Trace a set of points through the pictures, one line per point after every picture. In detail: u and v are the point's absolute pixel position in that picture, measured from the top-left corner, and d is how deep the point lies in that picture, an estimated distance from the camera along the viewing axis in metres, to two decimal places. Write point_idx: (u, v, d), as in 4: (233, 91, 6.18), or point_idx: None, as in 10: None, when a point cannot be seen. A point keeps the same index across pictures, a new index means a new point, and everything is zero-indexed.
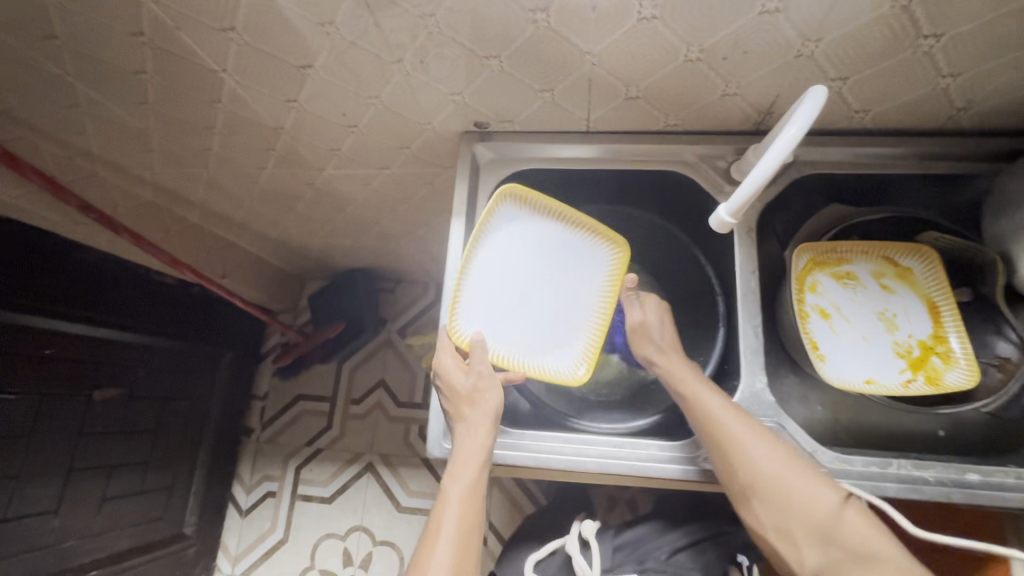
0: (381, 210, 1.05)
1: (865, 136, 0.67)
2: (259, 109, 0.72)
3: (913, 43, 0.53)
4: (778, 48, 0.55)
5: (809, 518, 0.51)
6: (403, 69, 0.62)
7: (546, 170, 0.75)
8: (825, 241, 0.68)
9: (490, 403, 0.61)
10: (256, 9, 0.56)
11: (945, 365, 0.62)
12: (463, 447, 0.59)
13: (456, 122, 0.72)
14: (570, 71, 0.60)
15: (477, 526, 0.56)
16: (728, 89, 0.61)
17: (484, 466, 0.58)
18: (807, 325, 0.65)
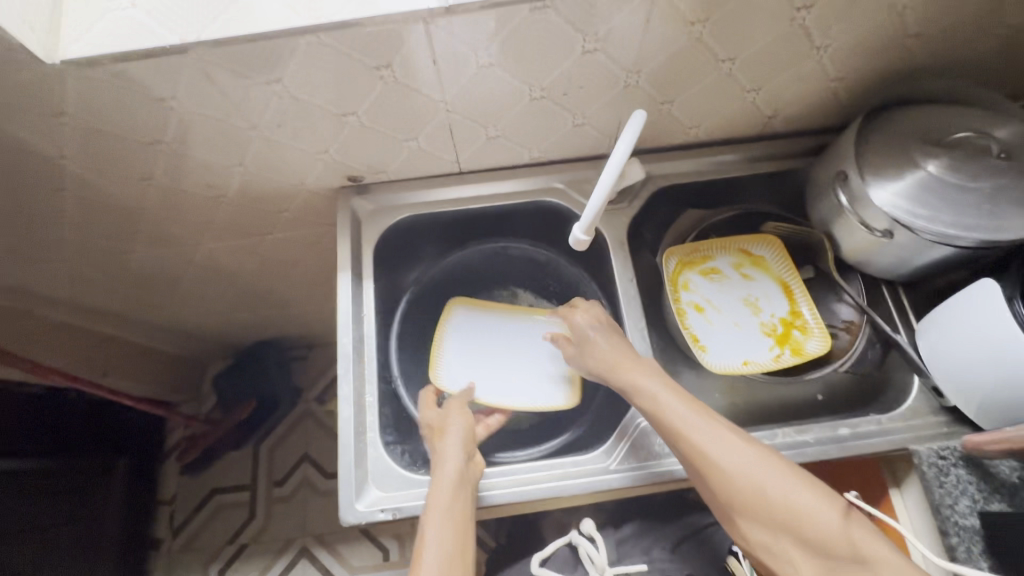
0: (273, 276, 1.01)
1: (703, 148, 0.77)
2: (114, 191, 0.68)
3: (715, 68, 0.62)
4: (607, 81, 0.61)
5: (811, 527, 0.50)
6: (261, 134, 0.62)
7: (428, 215, 0.76)
8: (689, 244, 0.76)
9: (453, 428, 0.64)
10: (87, 92, 0.53)
11: (804, 335, 0.70)
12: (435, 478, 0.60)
13: (330, 179, 0.73)
14: (428, 119, 0.63)
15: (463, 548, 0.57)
16: (576, 120, 0.67)
17: (456, 485, 0.59)
18: (686, 322, 0.71)
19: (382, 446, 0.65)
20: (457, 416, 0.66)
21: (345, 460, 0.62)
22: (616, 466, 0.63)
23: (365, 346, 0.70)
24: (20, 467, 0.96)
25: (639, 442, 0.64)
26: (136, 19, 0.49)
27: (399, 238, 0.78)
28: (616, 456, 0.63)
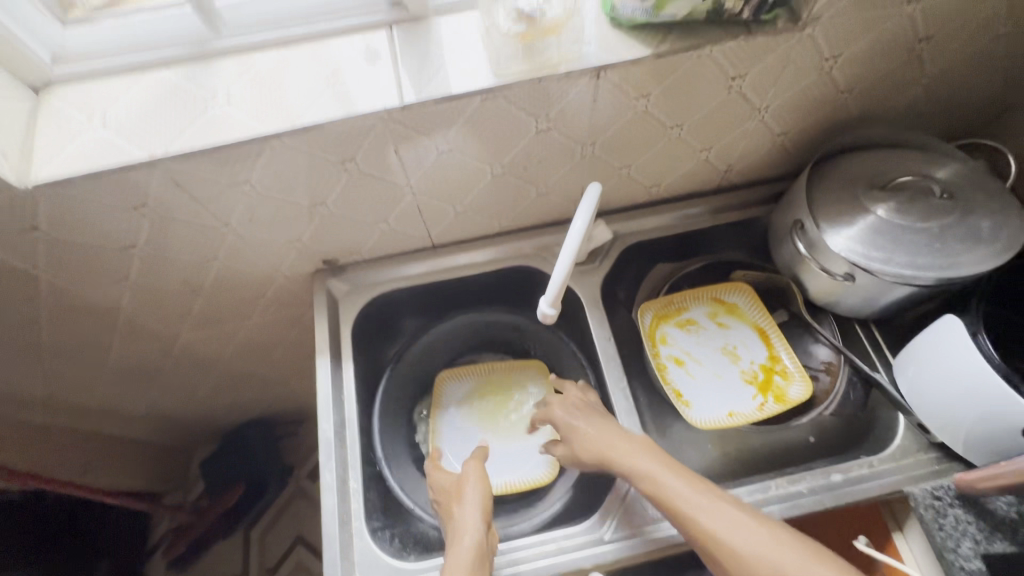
0: (256, 358, 1.01)
1: (666, 204, 0.79)
2: (88, 294, 0.69)
3: (665, 133, 0.66)
4: (565, 154, 0.64)
5: None
6: (233, 229, 0.64)
7: (404, 289, 0.77)
8: (663, 297, 0.77)
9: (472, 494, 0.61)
10: (58, 208, 0.55)
11: (786, 381, 0.70)
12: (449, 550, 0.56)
13: (305, 263, 0.74)
14: (396, 201, 0.65)
15: None
16: (540, 190, 0.70)
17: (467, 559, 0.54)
18: (667, 376, 0.71)
19: (368, 535, 0.63)
20: (472, 469, 0.63)
21: (330, 556, 0.60)
22: (611, 536, 0.61)
23: (347, 429, 0.69)
24: None
25: (633, 507, 0.62)
26: (104, 138, 0.51)
27: (376, 314, 0.78)
28: (610, 524, 0.62)
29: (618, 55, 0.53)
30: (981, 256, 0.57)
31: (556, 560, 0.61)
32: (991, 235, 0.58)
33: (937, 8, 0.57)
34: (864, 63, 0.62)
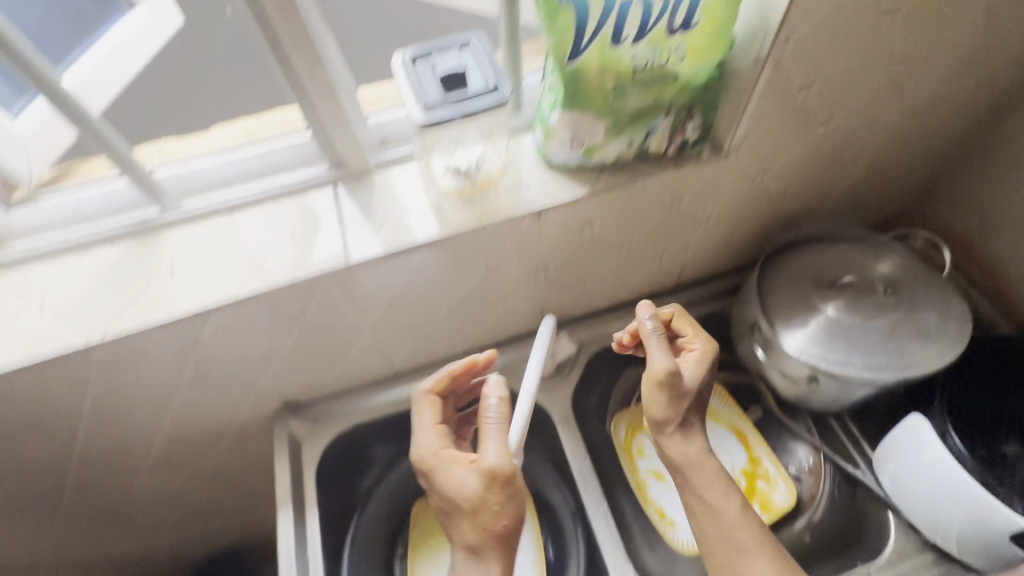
0: (222, 496, 0.94)
1: (627, 306, 0.80)
2: (29, 469, 0.64)
3: (615, 250, 0.67)
4: (519, 279, 0.65)
5: None
6: (184, 388, 0.61)
7: (371, 422, 0.75)
8: (635, 406, 0.76)
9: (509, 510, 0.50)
10: None
11: (770, 486, 0.68)
12: None
13: (265, 407, 0.71)
14: (355, 342, 0.64)
15: None
16: (500, 312, 0.69)
17: None
18: (647, 494, 0.70)
19: None
20: (486, 464, 0.50)
21: None
22: None
23: None
24: None
25: None
26: (42, 326, 0.50)
27: (344, 451, 0.75)
28: None
29: (557, 197, 0.54)
30: (933, 351, 0.59)
31: None
32: (938, 331, 0.60)
33: (849, 126, 0.60)
34: (791, 175, 0.65)
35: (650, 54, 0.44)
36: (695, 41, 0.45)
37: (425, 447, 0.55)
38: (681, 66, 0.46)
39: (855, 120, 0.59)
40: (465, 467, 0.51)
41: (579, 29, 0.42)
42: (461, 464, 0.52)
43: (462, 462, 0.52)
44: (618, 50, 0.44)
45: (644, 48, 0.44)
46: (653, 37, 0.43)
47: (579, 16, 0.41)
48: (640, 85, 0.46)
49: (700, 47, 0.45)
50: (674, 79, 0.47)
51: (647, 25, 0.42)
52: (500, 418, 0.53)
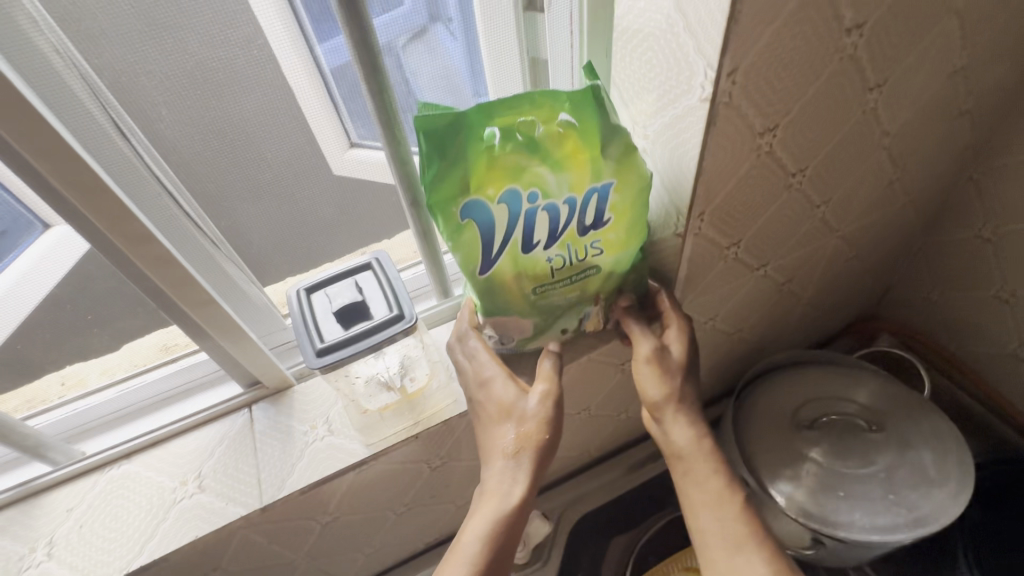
0: None
1: (602, 463, 0.73)
2: None
3: (574, 418, 0.61)
4: (472, 469, 0.58)
5: None
6: None
7: None
8: None
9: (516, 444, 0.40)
10: None
11: None
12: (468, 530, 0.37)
13: None
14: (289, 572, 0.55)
15: None
16: (457, 503, 0.61)
17: (494, 510, 0.37)
18: None
19: None
20: (537, 406, 0.41)
21: None
22: None
23: None
24: None
25: None
26: None
27: None
28: None
29: None
30: (941, 503, 0.52)
31: None
32: (939, 476, 0.54)
33: (788, 263, 0.59)
34: (741, 313, 0.62)
35: (565, 255, 0.42)
36: (611, 237, 0.43)
37: (491, 406, 0.42)
38: (602, 260, 0.44)
39: (791, 257, 0.58)
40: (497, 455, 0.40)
41: (485, 241, 0.39)
42: (497, 447, 0.40)
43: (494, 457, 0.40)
44: (531, 255, 0.42)
45: (557, 251, 0.41)
46: (565, 239, 0.41)
47: (483, 229, 0.39)
48: (560, 282, 0.44)
49: (617, 241, 0.43)
50: (596, 271, 0.45)
51: (556, 230, 0.40)
52: (494, 368, 0.43)
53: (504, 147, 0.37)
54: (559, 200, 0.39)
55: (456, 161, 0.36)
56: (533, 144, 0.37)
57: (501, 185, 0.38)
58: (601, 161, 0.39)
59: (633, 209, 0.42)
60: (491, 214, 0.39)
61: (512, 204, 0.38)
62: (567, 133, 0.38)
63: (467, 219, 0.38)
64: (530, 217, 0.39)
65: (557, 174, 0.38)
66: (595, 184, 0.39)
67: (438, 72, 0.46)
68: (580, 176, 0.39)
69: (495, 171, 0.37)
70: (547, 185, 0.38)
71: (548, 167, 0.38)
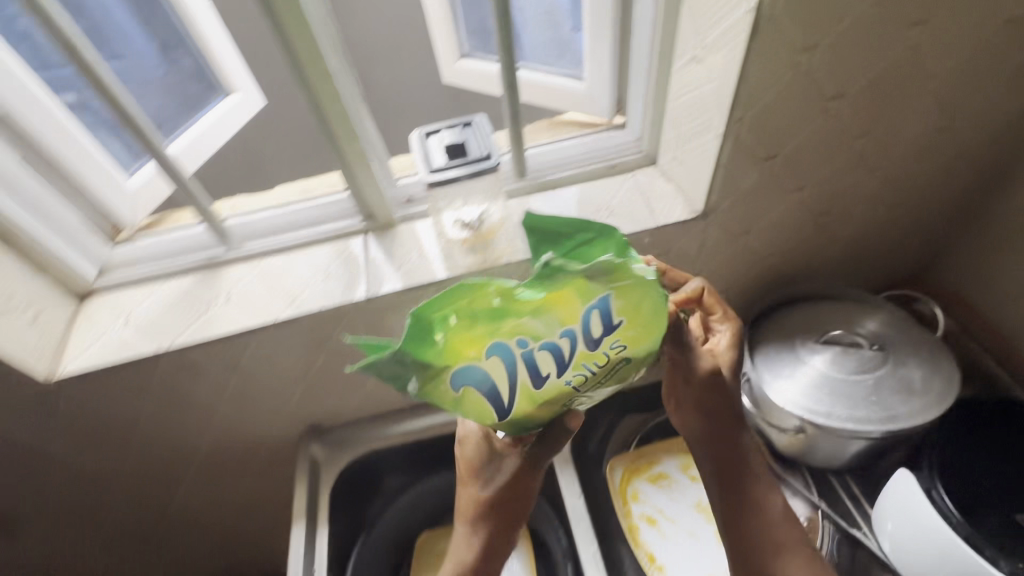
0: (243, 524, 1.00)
1: None
2: (92, 468, 0.74)
3: None
4: None
5: None
6: (226, 402, 0.71)
7: (385, 450, 0.81)
8: (632, 451, 0.78)
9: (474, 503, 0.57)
10: (76, 397, 0.63)
11: None
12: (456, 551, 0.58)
13: (290, 429, 0.79)
14: (373, 372, 0.73)
15: None
16: None
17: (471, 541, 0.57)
18: (639, 538, 0.70)
19: None
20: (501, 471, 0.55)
21: None
22: None
23: None
24: None
25: None
26: (122, 337, 0.62)
27: (357, 477, 0.81)
28: None
29: None
30: (917, 408, 0.60)
31: None
32: (923, 389, 0.62)
33: (823, 192, 0.66)
34: (774, 236, 0.71)
35: (586, 373, 0.42)
36: (631, 332, 0.42)
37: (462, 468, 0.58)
38: (630, 353, 0.43)
39: (827, 187, 0.66)
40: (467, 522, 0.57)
41: (486, 400, 0.42)
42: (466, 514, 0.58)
43: (467, 519, 0.58)
44: (545, 388, 0.42)
45: (573, 373, 0.42)
46: (579, 360, 0.42)
47: (481, 395, 0.41)
48: (592, 390, 0.45)
49: (637, 334, 0.42)
50: (630, 361, 0.44)
51: (564, 361, 0.41)
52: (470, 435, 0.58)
53: (468, 324, 0.39)
54: (554, 338, 0.40)
55: (430, 356, 0.39)
56: (504, 308, 0.38)
57: (482, 346, 0.40)
58: (585, 287, 0.39)
59: (645, 304, 0.41)
60: (487, 374, 0.41)
61: (504, 355, 0.40)
62: (530, 290, 0.38)
63: (459, 390, 0.41)
64: (525, 362, 0.41)
65: (541, 316, 0.39)
66: (586, 304, 0.39)
67: (544, 7, 0.73)
68: (569, 309, 0.39)
69: (473, 342, 0.39)
70: (533, 328, 0.40)
71: (527, 315, 0.39)
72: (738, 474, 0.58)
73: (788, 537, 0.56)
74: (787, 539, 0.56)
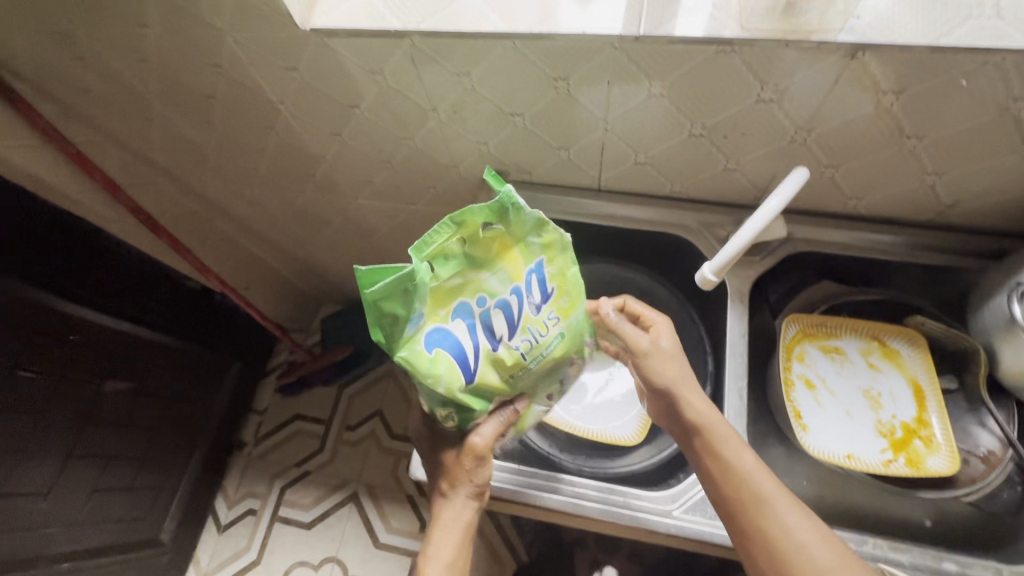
0: (400, 243, 1.10)
1: (859, 221, 0.72)
2: (307, 139, 0.81)
3: (897, 141, 0.59)
4: (774, 133, 0.61)
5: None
6: (438, 117, 0.70)
7: (559, 221, 0.80)
8: (817, 315, 0.71)
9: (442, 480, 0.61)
10: (317, 56, 0.64)
11: (927, 449, 0.63)
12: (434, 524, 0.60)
13: (480, 169, 0.79)
14: (586, 134, 0.67)
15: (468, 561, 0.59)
16: (729, 164, 0.67)
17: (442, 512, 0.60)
18: (791, 394, 0.67)
19: None
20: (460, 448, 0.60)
21: None
22: (680, 513, 0.62)
23: None
24: (156, 340, 1.12)
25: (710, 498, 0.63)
26: (372, 3, 0.58)
27: None
28: (680, 503, 0.63)
29: (889, 38, 0.48)
30: None
31: (614, 510, 0.63)
32: None
33: None
34: None
35: (530, 339, 0.53)
36: (561, 308, 0.54)
37: (423, 452, 0.63)
38: (561, 326, 0.54)
39: None
40: (437, 491, 0.61)
41: (457, 364, 0.50)
42: (437, 484, 0.61)
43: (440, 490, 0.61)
44: (500, 352, 0.52)
45: (521, 338, 0.53)
46: (526, 326, 0.53)
47: (449, 351, 0.50)
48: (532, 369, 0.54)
49: (570, 306, 0.55)
50: (562, 338, 0.55)
51: (510, 322, 0.53)
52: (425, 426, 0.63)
53: (442, 272, 0.50)
54: (504, 293, 0.52)
55: (414, 303, 0.47)
56: (464, 261, 0.51)
57: (447, 306, 0.52)
58: (524, 251, 0.53)
59: (565, 282, 0.54)
60: (450, 329, 0.51)
61: (465, 311, 0.52)
62: (482, 242, 0.51)
63: (432, 352, 0.49)
64: (483, 318, 0.52)
65: (496, 274, 0.52)
66: (528, 267, 0.53)
67: None
68: (515, 267, 0.53)
69: (440, 298, 0.51)
70: (488, 284, 0.52)
71: (485, 272, 0.52)
72: (702, 443, 0.58)
73: (762, 479, 0.54)
74: (760, 483, 0.54)
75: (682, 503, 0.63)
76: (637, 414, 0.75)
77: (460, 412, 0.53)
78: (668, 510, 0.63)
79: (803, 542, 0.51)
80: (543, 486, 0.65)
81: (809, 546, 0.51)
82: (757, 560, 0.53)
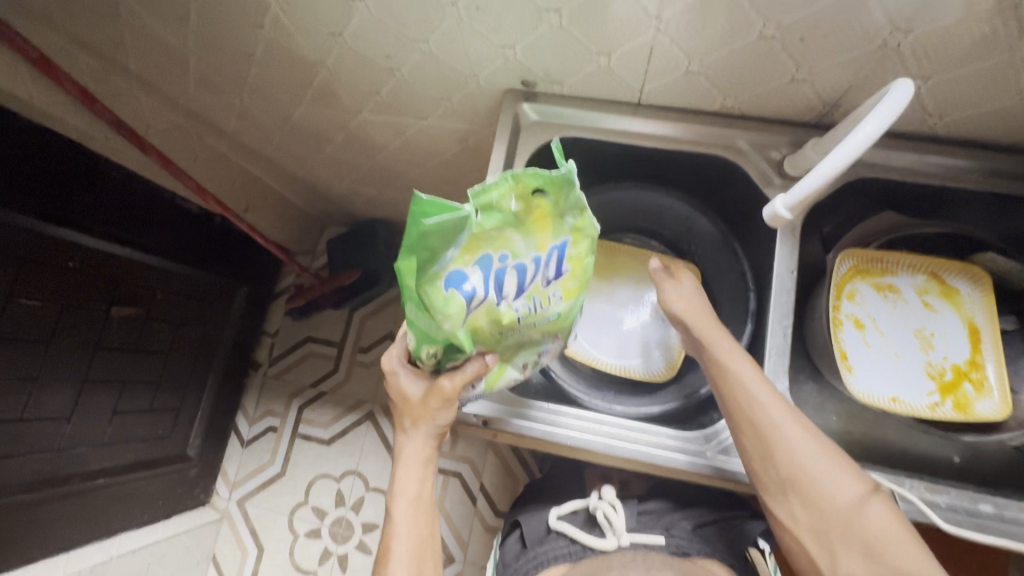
0: (411, 162, 1.01)
1: (934, 143, 0.64)
2: (302, 41, 0.70)
3: (1012, 47, 0.49)
4: (863, 34, 0.51)
5: (818, 485, 0.51)
6: (457, 13, 0.59)
7: (592, 139, 0.72)
8: (873, 250, 0.65)
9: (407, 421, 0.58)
10: None
11: (977, 393, 0.60)
12: (399, 460, 0.59)
13: (503, 78, 0.69)
14: (632, 37, 0.57)
15: (429, 498, 0.60)
16: (798, 74, 0.58)
17: (404, 452, 0.59)
18: (838, 334, 0.63)
19: None
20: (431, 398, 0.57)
21: None
22: (713, 454, 0.62)
23: None
24: (157, 264, 1.07)
25: None
26: None
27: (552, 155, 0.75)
28: (713, 445, 0.62)
29: None
30: None
31: (645, 450, 0.62)
32: None
33: None
34: None
35: (529, 304, 0.51)
36: (581, 279, 0.54)
37: (394, 391, 0.59)
38: (563, 305, 0.53)
39: None
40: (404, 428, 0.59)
41: (462, 301, 0.48)
42: (402, 421, 0.59)
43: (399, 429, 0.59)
44: (501, 308, 0.50)
45: (523, 301, 0.51)
46: (531, 293, 0.51)
47: (459, 294, 0.48)
48: (513, 334, 0.52)
49: (575, 288, 0.54)
50: (563, 314, 0.54)
51: (522, 284, 0.51)
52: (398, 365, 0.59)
53: (486, 221, 0.48)
54: (527, 256, 0.50)
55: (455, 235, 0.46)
56: (509, 217, 0.49)
57: (473, 251, 0.48)
58: (560, 224, 0.51)
59: (585, 252, 0.53)
60: (465, 274, 0.48)
61: (486, 262, 0.49)
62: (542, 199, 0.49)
63: (449, 291, 0.47)
64: (501, 272, 0.49)
65: (523, 236, 0.50)
66: (554, 243, 0.51)
67: None
68: (543, 236, 0.50)
69: (470, 243, 0.48)
70: (514, 245, 0.50)
71: (516, 234, 0.49)
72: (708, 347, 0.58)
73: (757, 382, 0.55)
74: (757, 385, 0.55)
75: (712, 445, 0.62)
76: (666, 349, 0.73)
77: (447, 355, 0.53)
78: (701, 451, 0.62)
79: (790, 437, 0.52)
80: (573, 425, 0.63)
81: (798, 442, 0.52)
82: (747, 451, 0.54)
